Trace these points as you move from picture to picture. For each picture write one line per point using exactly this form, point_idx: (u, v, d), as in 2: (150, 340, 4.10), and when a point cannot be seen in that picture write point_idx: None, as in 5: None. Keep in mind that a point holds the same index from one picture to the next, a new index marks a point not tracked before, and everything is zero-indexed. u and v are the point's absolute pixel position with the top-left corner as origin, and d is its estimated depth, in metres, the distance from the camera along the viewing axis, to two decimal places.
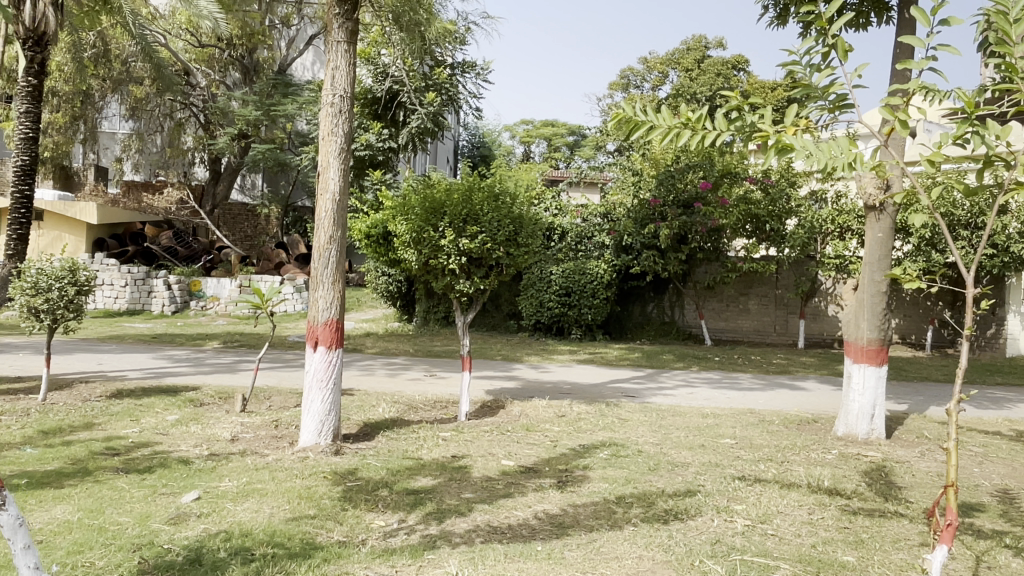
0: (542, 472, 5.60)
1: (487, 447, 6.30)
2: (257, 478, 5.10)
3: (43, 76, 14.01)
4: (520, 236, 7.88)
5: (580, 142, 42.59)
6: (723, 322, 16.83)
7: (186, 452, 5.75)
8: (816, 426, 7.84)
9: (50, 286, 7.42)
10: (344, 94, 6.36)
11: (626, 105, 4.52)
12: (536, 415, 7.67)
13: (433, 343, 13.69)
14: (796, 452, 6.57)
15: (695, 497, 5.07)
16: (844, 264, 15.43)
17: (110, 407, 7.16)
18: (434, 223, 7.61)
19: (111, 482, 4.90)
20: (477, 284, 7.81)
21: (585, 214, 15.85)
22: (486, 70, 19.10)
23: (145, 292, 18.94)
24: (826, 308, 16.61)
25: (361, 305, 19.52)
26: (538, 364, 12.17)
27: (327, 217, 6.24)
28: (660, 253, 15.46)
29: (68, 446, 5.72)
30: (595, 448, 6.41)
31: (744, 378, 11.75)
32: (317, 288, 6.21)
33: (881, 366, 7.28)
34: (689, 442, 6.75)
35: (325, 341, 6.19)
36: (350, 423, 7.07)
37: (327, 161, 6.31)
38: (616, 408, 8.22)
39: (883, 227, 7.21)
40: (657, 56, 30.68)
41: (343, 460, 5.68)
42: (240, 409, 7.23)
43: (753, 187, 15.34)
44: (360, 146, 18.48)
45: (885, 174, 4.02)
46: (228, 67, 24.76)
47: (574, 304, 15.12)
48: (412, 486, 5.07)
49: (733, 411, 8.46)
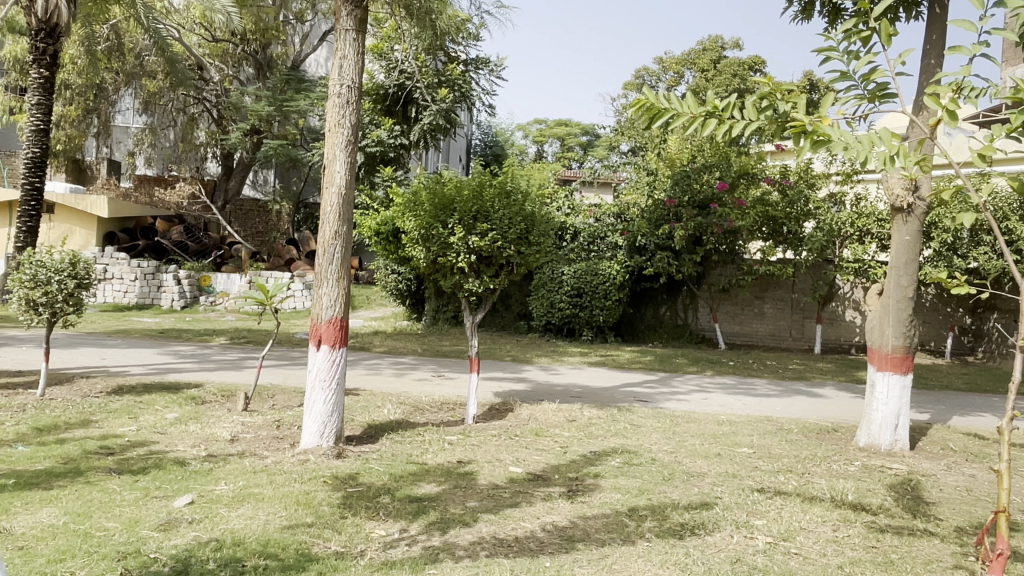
0: (552, 480, 5.36)
1: (495, 452, 6.06)
2: (254, 482, 4.89)
3: (54, 68, 14.08)
4: (532, 235, 7.64)
5: (593, 142, 42.31)
6: (737, 326, 16.49)
7: (183, 453, 5.55)
8: (837, 435, 7.57)
9: (49, 278, 7.27)
10: (352, 85, 6.14)
11: (648, 92, 4.25)
12: (545, 419, 7.43)
13: (441, 343, 13.48)
14: (817, 464, 6.30)
15: (713, 510, 4.81)
16: (863, 269, 15.08)
17: (109, 404, 6.98)
18: (443, 219, 7.39)
19: (103, 483, 4.71)
20: (487, 283, 7.56)
21: (598, 213, 15.54)
22: (500, 67, 18.86)
23: (154, 286, 18.80)
24: (843, 313, 16.28)
25: (371, 303, 19.35)
26: (548, 365, 11.95)
27: (333, 211, 6.04)
28: (674, 255, 15.19)
29: (62, 445, 5.55)
30: (606, 455, 6.16)
31: (759, 383, 11.45)
32: (321, 284, 5.99)
33: (906, 375, 6.99)
34: (705, 450, 6.50)
35: (329, 340, 5.97)
36: (355, 424, 6.85)
37: (333, 154, 6.10)
38: (628, 413, 7.96)
39: (911, 230, 6.89)
40: (672, 57, 30.36)
41: (345, 464, 5.46)
42: (242, 408, 7.05)
43: (771, 188, 15.03)
44: (372, 143, 18.21)
45: (931, 169, 3.71)
46: (241, 62, 24.69)
47: (586, 305, 14.85)
48: (415, 493, 4.84)
49: (750, 418, 8.18)
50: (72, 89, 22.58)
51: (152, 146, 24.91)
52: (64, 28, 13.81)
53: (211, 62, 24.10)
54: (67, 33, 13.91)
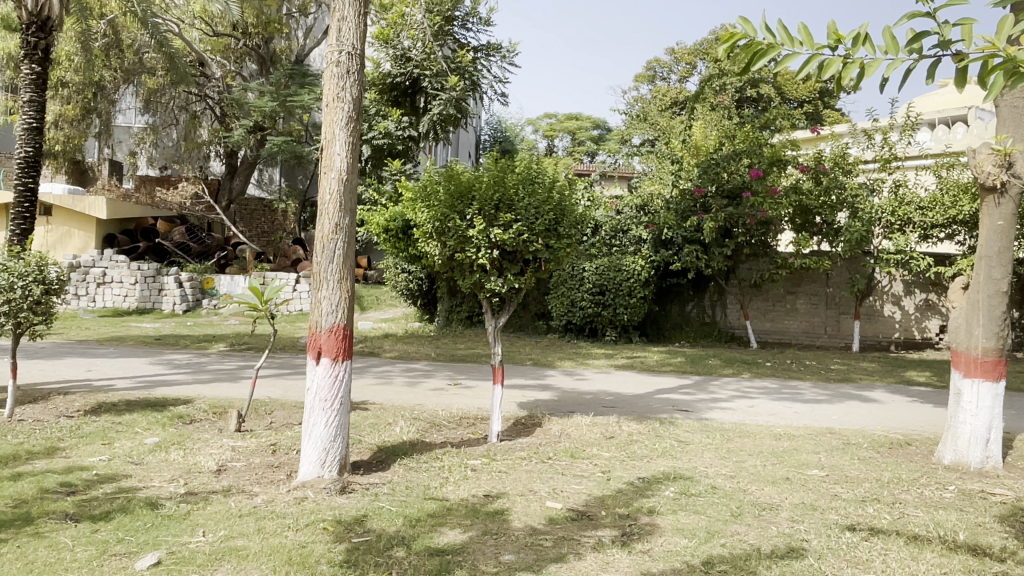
0: (599, 520, 4.45)
1: (526, 482, 5.15)
2: (239, 530, 4.00)
3: (47, 65, 12.92)
4: (562, 226, 6.70)
5: (604, 136, 41.34)
6: (769, 324, 15.52)
7: (158, 490, 4.65)
8: (912, 450, 6.63)
9: (12, 284, 6.41)
10: (353, 51, 5.26)
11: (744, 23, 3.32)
12: (580, 436, 6.51)
13: (456, 346, 12.61)
14: (904, 490, 5.37)
15: (805, 560, 3.91)
16: (905, 260, 14.04)
17: (83, 427, 6.11)
18: (460, 209, 6.50)
19: (53, 536, 3.83)
20: (511, 282, 6.67)
21: (620, 205, 14.84)
22: (512, 53, 17.91)
23: (155, 290, 18.09)
24: (881, 308, 15.26)
25: (381, 303, 18.57)
26: (572, 369, 11.05)
27: (332, 200, 5.13)
28: (703, 248, 14.20)
29: (15, 482, 4.65)
30: (658, 483, 5.24)
31: (805, 387, 10.46)
32: (320, 286, 5.08)
33: (999, 382, 6.04)
34: (771, 475, 5.56)
35: (330, 351, 5.08)
36: (362, 447, 5.96)
37: (332, 132, 5.20)
38: (673, 427, 7.02)
39: (1004, 213, 5.94)
40: (685, 47, 29.16)
41: (350, 503, 4.55)
42: (235, 428, 6.18)
43: (803, 176, 14.24)
44: (379, 135, 17.40)
45: None
46: (244, 57, 23.77)
47: (609, 303, 13.91)
48: (435, 543, 3.92)
49: (809, 430, 7.24)
50: (69, 88, 21.59)
51: (154, 146, 24.07)
52: (57, 22, 12.76)
53: (212, 58, 23.14)
54: (60, 26, 12.85)
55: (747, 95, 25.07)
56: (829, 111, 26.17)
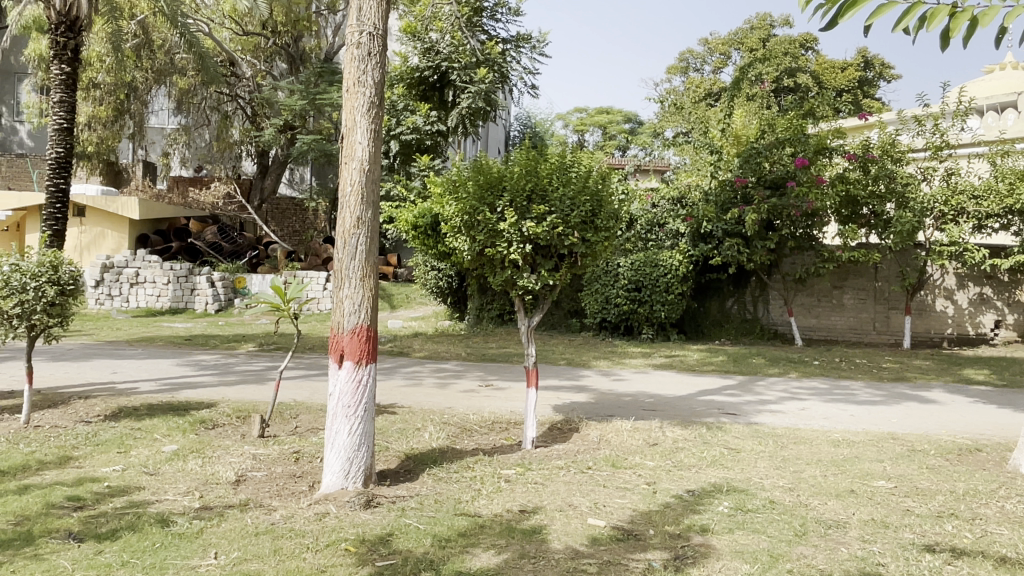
0: (647, 540, 4.02)
1: (565, 495, 4.73)
2: (253, 551, 3.66)
3: (77, 65, 12.72)
4: (599, 217, 6.27)
5: (635, 130, 40.56)
6: (814, 320, 14.88)
7: (171, 504, 4.35)
8: (983, 457, 6.07)
9: (24, 284, 6.17)
10: (374, 31, 4.89)
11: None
12: (621, 443, 6.08)
13: (488, 345, 12.23)
14: (982, 504, 4.84)
15: None
16: (960, 253, 13.28)
17: (99, 434, 5.84)
18: (490, 201, 6.12)
19: (53, 558, 3.54)
20: (545, 278, 6.27)
21: (656, 198, 14.25)
22: (542, 43, 17.48)
23: (188, 289, 18.02)
24: (933, 303, 14.50)
25: (411, 302, 18.28)
26: (607, 369, 10.60)
27: (353, 192, 4.77)
28: (744, 242, 13.61)
29: (20, 496, 4.38)
30: (709, 497, 4.79)
31: (858, 387, 9.85)
32: (342, 285, 4.73)
33: None
34: (835, 487, 5.07)
35: (353, 354, 4.72)
36: (389, 455, 5.61)
37: (353, 120, 4.85)
38: (721, 432, 6.56)
39: None
40: (718, 36, 28.35)
41: (375, 519, 4.19)
42: (258, 434, 5.88)
43: (850, 164, 13.54)
44: (407, 130, 17.04)
45: None
46: (274, 57, 23.65)
47: (645, 300, 13.43)
48: (466, 568, 3.54)
49: (868, 435, 6.70)
50: (101, 89, 21.68)
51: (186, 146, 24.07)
52: (85, 21, 12.54)
53: (243, 58, 23.09)
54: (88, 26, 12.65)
55: (783, 85, 24.15)
56: (869, 100, 25.20)
